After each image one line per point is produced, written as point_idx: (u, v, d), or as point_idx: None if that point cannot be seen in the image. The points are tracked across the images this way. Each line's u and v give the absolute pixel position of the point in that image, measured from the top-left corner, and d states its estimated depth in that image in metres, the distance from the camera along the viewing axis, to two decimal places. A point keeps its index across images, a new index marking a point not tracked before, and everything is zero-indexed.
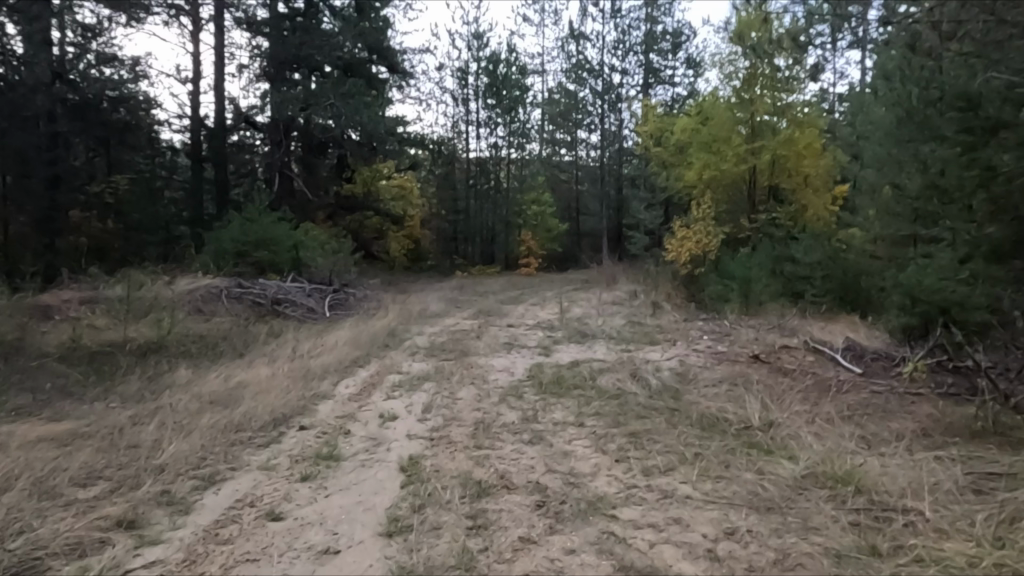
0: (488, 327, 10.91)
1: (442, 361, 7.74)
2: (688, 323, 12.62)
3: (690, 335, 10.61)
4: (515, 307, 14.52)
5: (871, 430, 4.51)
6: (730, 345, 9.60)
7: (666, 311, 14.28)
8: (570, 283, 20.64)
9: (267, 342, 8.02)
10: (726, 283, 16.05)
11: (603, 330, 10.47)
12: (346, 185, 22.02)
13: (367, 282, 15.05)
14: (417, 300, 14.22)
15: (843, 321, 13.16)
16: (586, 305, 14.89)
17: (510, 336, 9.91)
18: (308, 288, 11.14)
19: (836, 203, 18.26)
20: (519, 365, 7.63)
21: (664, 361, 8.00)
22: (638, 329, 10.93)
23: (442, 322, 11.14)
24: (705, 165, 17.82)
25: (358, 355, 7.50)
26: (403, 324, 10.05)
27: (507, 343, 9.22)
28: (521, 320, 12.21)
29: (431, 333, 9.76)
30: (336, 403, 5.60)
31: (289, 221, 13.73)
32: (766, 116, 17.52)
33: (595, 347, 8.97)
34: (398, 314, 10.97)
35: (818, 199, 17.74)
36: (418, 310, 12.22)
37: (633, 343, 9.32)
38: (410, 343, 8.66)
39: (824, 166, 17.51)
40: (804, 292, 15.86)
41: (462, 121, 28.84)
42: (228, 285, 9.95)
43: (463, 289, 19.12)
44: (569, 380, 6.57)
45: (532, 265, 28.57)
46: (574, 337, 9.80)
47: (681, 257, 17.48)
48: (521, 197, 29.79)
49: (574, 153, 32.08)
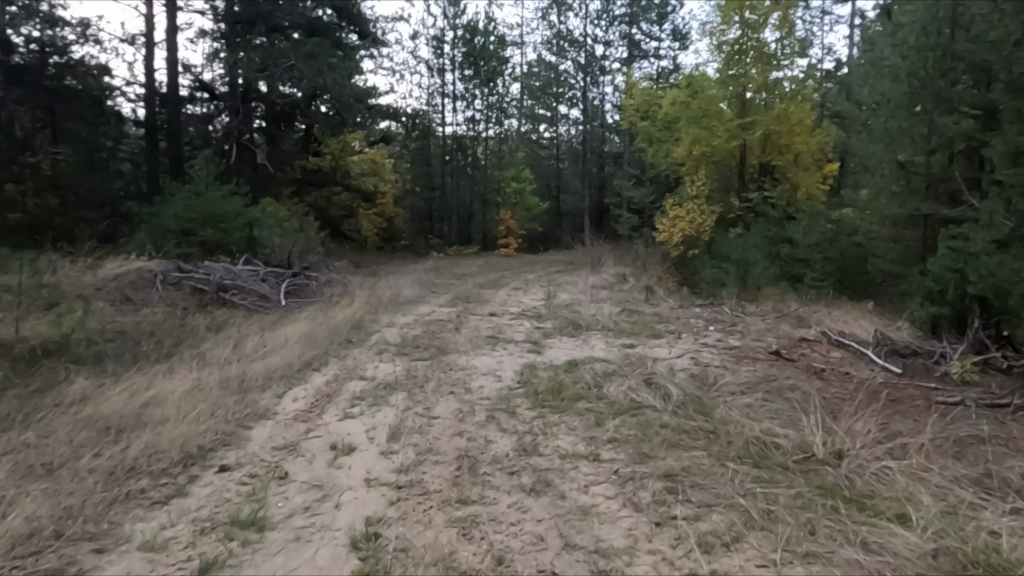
0: (468, 316, 9.70)
1: (416, 361, 6.52)
2: (686, 311, 11.52)
3: (694, 325, 9.49)
4: (496, 292, 13.29)
5: (991, 485, 3.45)
6: (743, 338, 8.50)
7: (660, 296, 13.15)
8: (554, 265, 19.42)
9: (206, 338, 6.72)
10: (722, 266, 14.90)
11: (598, 320, 9.31)
12: (310, 159, 20.35)
13: (334, 265, 13.72)
14: (389, 285, 12.91)
15: (851, 308, 12.18)
16: (573, 289, 13.72)
17: (494, 328, 8.71)
18: (262, 271, 9.77)
19: (827, 182, 17.18)
20: (507, 365, 6.45)
21: (676, 360, 6.88)
22: (636, 318, 9.79)
23: (417, 311, 9.91)
24: (695, 141, 16.63)
25: (314, 355, 6.24)
26: (372, 315, 8.81)
27: (491, 337, 8.03)
28: (503, 307, 11.01)
29: (403, 324, 8.54)
30: (277, 425, 4.34)
31: (243, 195, 12.24)
32: (752, 94, 16.50)
33: (593, 341, 7.82)
34: (366, 302, 9.70)
35: (809, 177, 16.74)
36: (390, 296, 10.98)
37: (635, 337, 8.18)
38: (378, 337, 7.44)
39: (816, 144, 16.35)
40: (803, 275, 15.04)
41: (437, 93, 27.22)
42: (166, 269, 8.57)
43: (438, 271, 17.81)
44: (570, 388, 5.40)
45: (511, 246, 27.31)
46: (567, 329, 8.62)
47: (673, 238, 16.12)
48: (500, 174, 28.41)
49: (555, 130, 30.69)
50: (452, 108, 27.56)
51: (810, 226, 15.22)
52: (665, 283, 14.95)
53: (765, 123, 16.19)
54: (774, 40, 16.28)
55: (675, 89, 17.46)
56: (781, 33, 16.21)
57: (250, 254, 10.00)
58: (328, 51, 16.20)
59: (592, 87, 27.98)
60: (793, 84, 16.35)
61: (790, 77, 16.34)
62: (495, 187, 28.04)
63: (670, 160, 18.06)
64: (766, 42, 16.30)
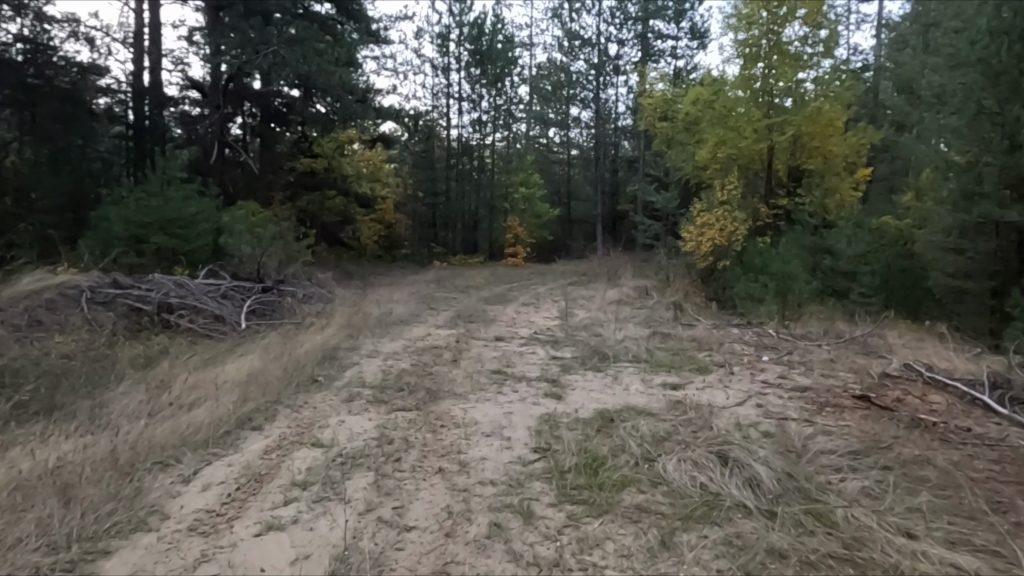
0: (469, 340, 8.11)
1: (396, 411, 4.90)
2: (725, 334, 9.89)
3: (743, 356, 7.87)
4: (503, 308, 11.69)
5: None
6: (809, 373, 6.88)
7: (691, 315, 11.55)
8: (566, 277, 17.76)
9: (123, 380, 5.16)
10: (756, 280, 13.18)
11: (628, 347, 7.68)
12: (301, 162, 18.80)
13: (320, 276, 12.17)
14: (380, 300, 11.34)
15: (913, 331, 10.55)
16: (590, 306, 12.14)
17: (501, 357, 7.09)
18: (222, 288, 8.23)
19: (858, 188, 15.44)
20: (517, 419, 4.82)
21: (742, 412, 5.23)
22: (672, 344, 8.16)
23: (408, 333, 8.36)
24: (721, 141, 14.86)
25: (255, 406, 4.64)
26: (351, 341, 7.25)
27: (494, 371, 6.43)
28: (511, 327, 9.42)
29: (388, 353, 6.96)
30: (152, 551, 2.80)
31: (214, 198, 10.70)
32: (776, 99, 14.66)
33: (626, 379, 6.20)
34: (348, 324, 8.15)
35: (837, 182, 15.07)
36: (379, 315, 9.43)
37: (678, 374, 6.54)
38: (350, 375, 5.85)
39: (849, 148, 14.61)
40: (849, 290, 13.37)
41: (442, 94, 25.69)
42: (99, 283, 7.00)
43: (440, 282, 16.29)
44: (610, 466, 3.78)
45: (519, 255, 25.76)
46: (590, 360, 6.99)
47: (701, 248, 14.30)
48: (508, 179, 26.85)
49: (565, 134, 29.13)
50: (457, 109, 26.02)
51: (853, 236, 13.65)
52: (692, 299, 13.32)
53: (796, 124, 14.38)
54: (799, 38, 14.43)
55: (696, 87, 15.78)
56: (807, 30, 14.37)
57: (210, 266, 8.49)
58: (316, 37, 14.59)
59: (605, 85, 26.53)
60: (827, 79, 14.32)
61: (815, 77, 14.46)
62: (503, 192, 26.61)
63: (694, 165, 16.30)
64: (788, 41, 14.48)
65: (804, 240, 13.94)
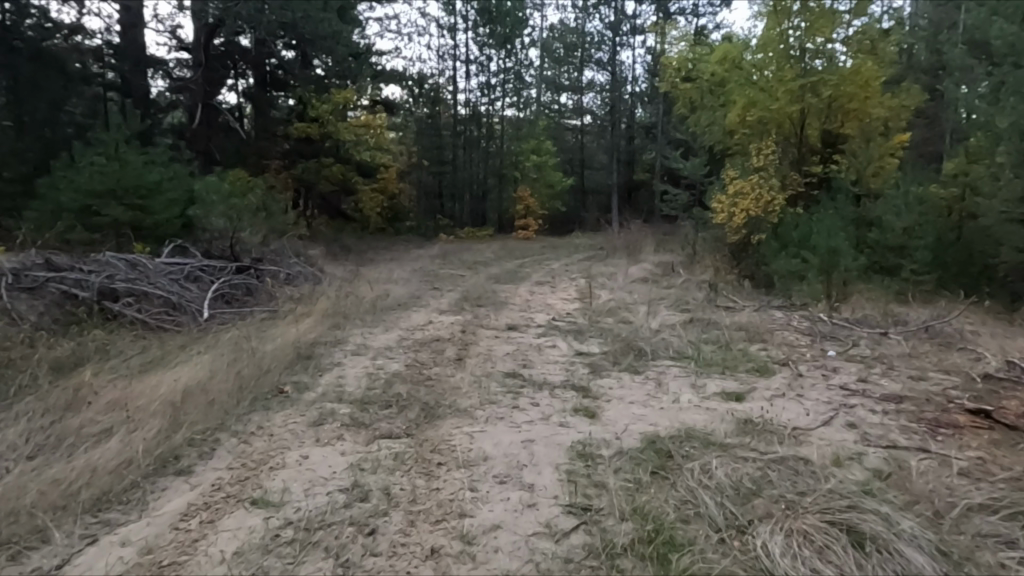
0: (477, 331, 6.87)
1: (379, 440, 3.68)
2: (770, 321, 8.61)
3: (804, 350, 6.61)
4: (515, 289, 10.44)
5: None
6: (895, 375, 5.63)
7: (725, 297, 10.29)
8: (582, 252, 16.40)
9: (27, 394, 3.98)
10: (796, 254, 11.78)
11: (667, 340, 6.42)
12: (295, 126, 16.73)
13: (311, 254, 10.92)
14: (378, 280, 10.09)
15: (980, 316, 9.27)
16: (613, 286, 10.87)
17: (517, 355, 5.83)
18: (187, 268, 7.04)
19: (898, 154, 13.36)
20: (541, 454, 3.57)
21: (834, 439, 3.98)
22: (717, 335, 6.90)
23: (406, 321, 7.16)
24: (751, 103, 13.14)
25: (186, 437, 3.43)
26: (335, 335, 6.03)
27: (508, 374, 5.19)
28: (525, 313, 8.16)
29: (379, 350, 5.74)
30: None
31: (188, 163, 9.44)
32: (811, 61, 12.79)
33: (674, 387, 4.95)
34: (332, 311, 6.92)
35: (864, 151, 13.11)
36: (372, 298, 8.18)
37: (736, 379, 5.28)
38: (327, 383, 4.64)
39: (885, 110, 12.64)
40: (900, 267, 11.96)
41: (449, 56, 24.15)
42: (28, 264, 5.79)
43: (446, 257, 15.05)
44: (683, 547, 2.58)
45: (531, 227, 24.41)
46: (624, 359, 5.74)
47: (734, 221, 12.77)
48: (518, 147, 25.35)
49: (578, 99, 27.55)
50: (465, 73, 24.47)
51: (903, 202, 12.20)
52: (724, 277, 12.03)
53: (832, 85, 12.49)
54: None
55: (724, 45, 14.14)
56: None
57: (176, 241, 7.31)
58: None
59: (621, 46, 24.85)
60: (876, 29, 12.68)
61: (846, 38, 12.63)
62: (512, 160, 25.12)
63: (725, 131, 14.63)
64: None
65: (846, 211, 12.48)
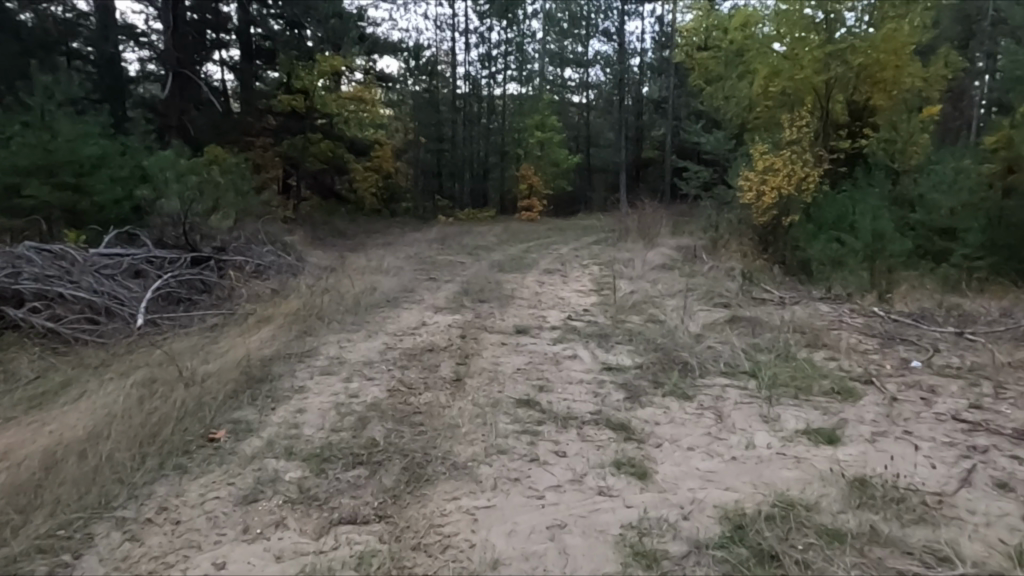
0: (479, 337, 5.66)
1: (339, 531, 2.50)
2: (820, 318, 7.41)
3: (878, 360, 5.41)
4: (522, 278, 9.24)
5: None
6: (1009, 395, 4.43)
7: (760, 288, 9.12)
8: (591, 235, 15.14)
9: None
10: (836, 238, 10.48)
11: (714, 349, 5.19)
12: (278, 98, 15.06)
13: (291, 240, 9.67)
14: (365, 270, 8.84)
15: None
16: (632, 275, 9.64)
17: (531, 373, 4.59)
18: (127, 261, 5.82)
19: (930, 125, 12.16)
20: (578, 555, 2.41)
21: (994, 513, 2.77)
22: (771, 340, 5.67)
23: (391, 325, 5.92)
24: (775, 73, 11.38)
25: (31, 544, 2.29)
26: (300, 349, 4.81)
27: (520, 404, 3.98)
28: (536, 311, 6.96)
29: (353, 370, 4.51)
30: None
31: (144, 137, 8.19)
32: (838, 28, 10.93)
33: (739, 424, 3.74)
34: (298, 312, 5.69)
35: (906, 124, 11.81)
36: (351, 294, 6.93)
37: (816, 408, 4.07)
38: (277, 425, 3.45)
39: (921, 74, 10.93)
40: (948, 251, 10.73)
41: (447, 26, 22.74)
42: None
43: (444, 241, 13.81)
44: None
45: (535, 208, 23.08)
46: (667, 379, 4.52)
47: (765, 203, 11.38)
48: (520, 122, 23.95)
49: (583, 72, 26.18)
50: (464, 45, 23.07)
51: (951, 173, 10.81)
52: (753, 263, 10.81)
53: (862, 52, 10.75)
54: None
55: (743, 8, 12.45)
56: None
57: (116, 229, 6.08)
58: None
59: (628, 15, 23.48)
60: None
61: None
62: (515, 137, 23.71)
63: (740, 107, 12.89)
64: None
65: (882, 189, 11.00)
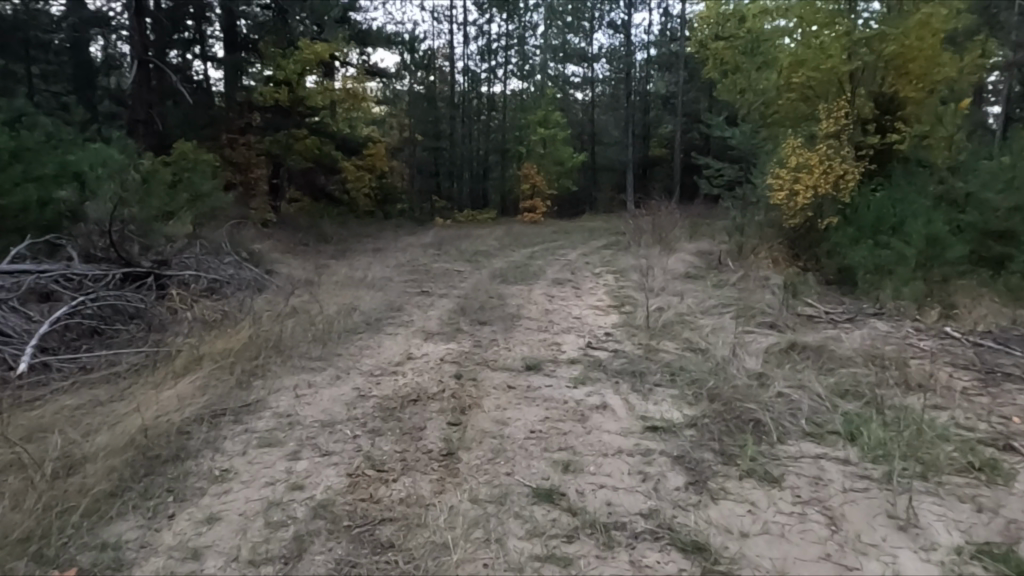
0: (480, 377, 4.44)
1: None
2: (887, 340, 6.20)
3: (991, 405, 4.21)
4: (528, 291, 8.03)
5: None
6: None
7: (804, 304, 7.92)
8: (599, 239, 13.94)
9: None
10: (882, 243, 8.90)
11: (790, 399, 3.95)
12: (258, 91, 13.61)
13: (264, 249, 8.45)
14: (345, 283, 7.61)
15: None
16: (654, 285, 8.42)
17: (553, 441, 3.33)
18: (33, 281, 4.61)
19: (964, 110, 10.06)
20: None
21: None
22: (850, 380, 4.46)
23: (365, 363, 4.66)
24: (799, 62, 9.88)
25: None
26: (237, 405, 3.60)
27: (539, 498, 2.76)
28: (548, 335, 5.75)
29: (304, 436, 3.29)
30: None
31: (86, 129, 6.99)
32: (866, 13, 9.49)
33: (864, 535, 2.55)
34: (241, 347, 4.44)
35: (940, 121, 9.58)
36: (321, 318, 5.67)
37: (962, 499, 2.84)
38: (166, 556, 2.28)
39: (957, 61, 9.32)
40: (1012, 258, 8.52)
41: (443, 19, 21.58)
42: None
43: (439, 246, 12.55)
44: None
45: (538, 209, 21.84)
46: (740, 452, 3.27)
47: (797, 205, 9.80)
48: (522, 118, 22.75)
49: (587, 67, 25.07)
50: (461, 38, 21.94)
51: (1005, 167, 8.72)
52: (787, 271, 9.59)
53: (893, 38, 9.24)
54: None
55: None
56: None
57: (27, 242, 4.88)
58: None
59: (634, 6, 22.39)
60: None
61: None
62: (516, 134, 22.49)
63: (754, 106, 11.35)
64: None
65: (927, 185, 9.28)
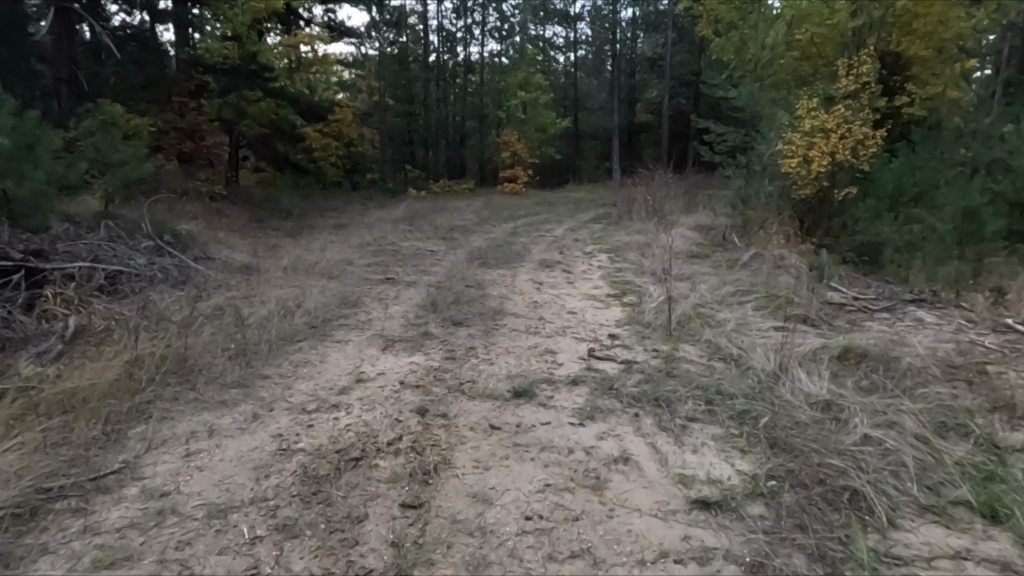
0: (450, 412, 3.26)
1: None
2: (948, 337, 5.15)
3: None
4: (513, 276, 6.87)
5: None
6: None
7: (830, 288, 6.83)
8: (586, 212, 12.74)
9: None
10: (907, 218, 7.53)
11: (884, 448, 2.82)
12: (206, 48, 11.80)
13: (198, 230, 7.15)
14: (294, 271, 6.36)
15: None
16: (657, 268, 7.27)
17: (561, 542, 2.23)
18: None
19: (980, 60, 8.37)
20: None
21: None
22: (945, 408, 3.38)
23: (297, 393, 3.47)
24: (803, 15, 8.18)
25: None
26: (86, 477, 2.52)
27: None
28: (540, 340, 4.59)
29: (177, 538, 2.19)
30: None
31: None
32: None
33: None
34: (116, 382, 3.29)
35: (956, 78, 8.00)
36: (248, 324, 4.44)
37: None
38: None
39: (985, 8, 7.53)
40: None
41: None
42: None
43: (411, 221, 11.26)
44: None
45: (519, 178, 20.52)
46: (846, 555, 2.17)
47: (808, 177, 8.16)
48: (501, 81, 21.32)
49: (569, 27, 23.67)
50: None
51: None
52: (801, 250, 8.42)
53: None
54: None
55: None
56: None
57: None
58: None
59: None
60: None
61: None
62: (495, 98, 21.07)
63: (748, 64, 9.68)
64: None
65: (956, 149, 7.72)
